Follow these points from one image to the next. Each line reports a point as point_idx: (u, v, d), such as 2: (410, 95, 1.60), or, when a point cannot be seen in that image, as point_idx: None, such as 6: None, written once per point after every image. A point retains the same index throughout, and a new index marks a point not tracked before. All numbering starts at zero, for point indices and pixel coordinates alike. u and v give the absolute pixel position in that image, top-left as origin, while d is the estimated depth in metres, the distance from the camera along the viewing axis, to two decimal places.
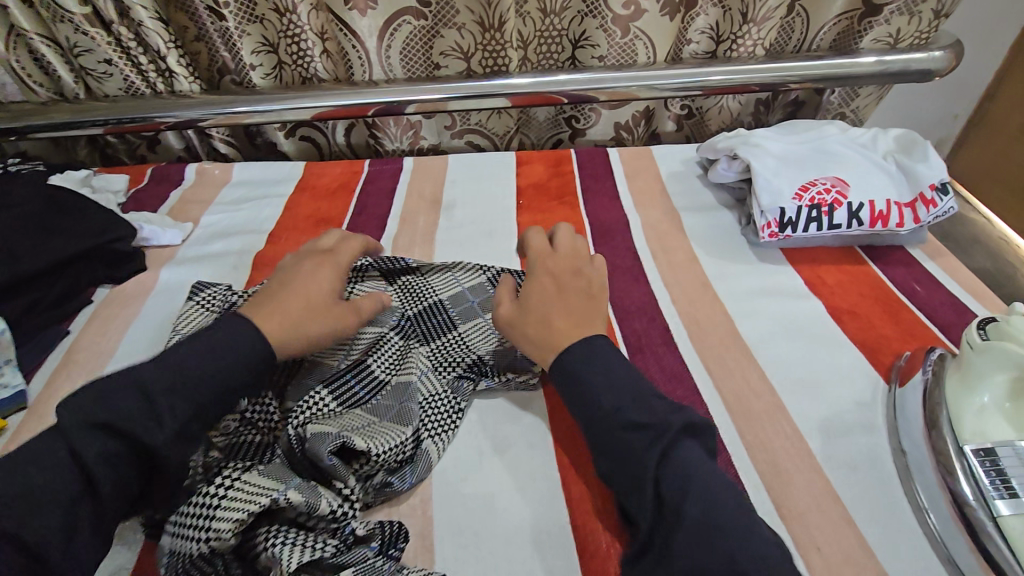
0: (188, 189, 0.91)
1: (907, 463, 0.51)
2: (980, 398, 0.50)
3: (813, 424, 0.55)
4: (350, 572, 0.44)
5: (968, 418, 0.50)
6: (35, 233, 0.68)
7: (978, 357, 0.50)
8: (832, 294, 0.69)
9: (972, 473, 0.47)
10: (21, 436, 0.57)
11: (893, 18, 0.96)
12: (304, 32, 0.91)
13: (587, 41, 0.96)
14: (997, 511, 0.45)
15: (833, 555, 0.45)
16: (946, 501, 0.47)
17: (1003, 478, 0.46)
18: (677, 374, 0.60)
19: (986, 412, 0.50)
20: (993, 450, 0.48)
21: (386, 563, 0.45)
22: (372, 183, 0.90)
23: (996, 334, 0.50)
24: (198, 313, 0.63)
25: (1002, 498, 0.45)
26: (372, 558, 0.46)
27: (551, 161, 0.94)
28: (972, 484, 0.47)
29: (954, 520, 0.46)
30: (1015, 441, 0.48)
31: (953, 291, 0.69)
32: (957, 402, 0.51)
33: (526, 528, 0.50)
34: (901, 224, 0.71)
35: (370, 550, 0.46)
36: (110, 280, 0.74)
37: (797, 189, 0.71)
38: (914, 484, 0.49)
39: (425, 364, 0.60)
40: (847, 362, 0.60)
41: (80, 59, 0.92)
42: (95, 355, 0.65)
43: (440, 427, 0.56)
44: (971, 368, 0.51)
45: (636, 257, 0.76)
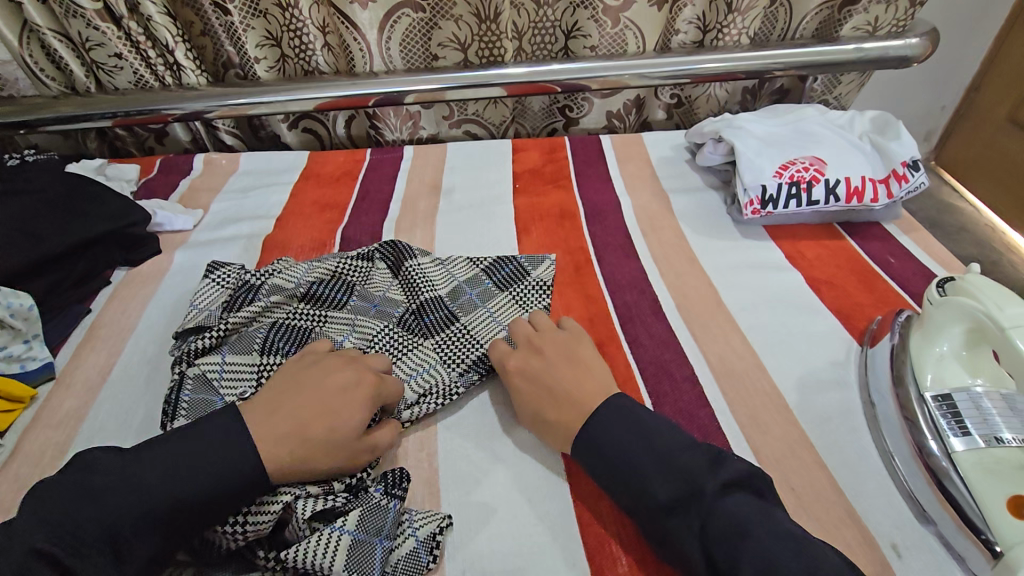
0: (197, 178, 0.94)
1: (875, 413, 0.55)
2: (940, 348, 0.54)
3: (790, 382, 0.59)
4: (357, 513, 0.47)
5: (929, 366, 0.54)
6: (56, 216, 0.72)
7: (938, 311, 0.54)
8: (811, 266, 0.73)
9: (931, 416, 0.51)
10: (52, 403, 0.61)
11: (871, 7, 1.00)
12: (305, 26, 0.95)
13: (579, 32, 1.00)
14: (951, 447, 0.49)
15: (806, 494, 0.50)
16: (907, 442, 0.51)
17: (957, 418, 0.50)
18: (664, 340, 0.64)
19: (945, 361, 0.54)
20: (949, 395, 0.52)
21: (391, 502, 0.49)
22: (374, 171, 0.94)
23: (953, 290, 0.54)
24: (214, 291, 0.68)
25: (956, 436, 0.50)
26: (379, 498, 0.49)
27: (545, 148, 0.99)
28: (929, 425, 0.51)
29: (913, 458, 0.50)
30: (969, 386, 0.52)
31: (925, 262, 0.73)
32: (919, 352, 0.55)
33: (525, 475, 0.54)
34: (875, 200, 0.75)
35: (376, 492, 0.50)
36: (127, 262, 0.78)
37: (777, 168, 0.75)
38: (880, 430, 0.54)
39: (434, 358, 0.62)
40: (823, 327, 0.65)
41: (91, 54, 0.95)
42: (117, 330, 0.69)
43: (438, 406, 0.58)
44: (931, 321, 0.55)
45: (626, 235, 0.80)
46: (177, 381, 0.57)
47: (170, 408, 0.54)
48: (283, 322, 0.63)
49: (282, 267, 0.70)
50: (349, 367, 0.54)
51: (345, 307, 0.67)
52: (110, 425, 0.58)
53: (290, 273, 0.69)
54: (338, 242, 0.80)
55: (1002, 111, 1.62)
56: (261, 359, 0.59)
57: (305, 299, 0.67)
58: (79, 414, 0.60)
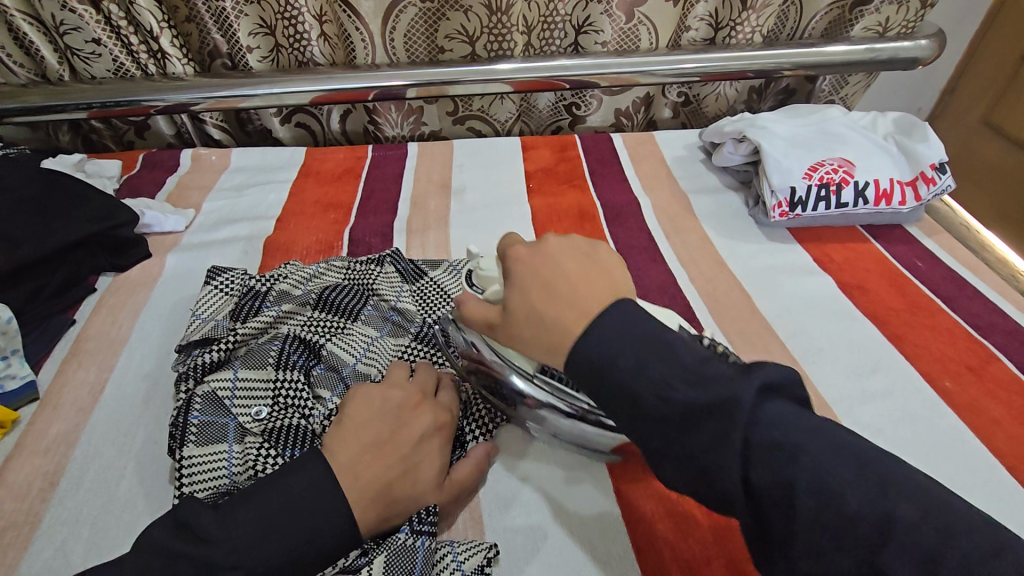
0: (185, 175, 0.87)
1: (905, 417, 0.55)
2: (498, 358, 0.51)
3: (837, 393, 0.57)
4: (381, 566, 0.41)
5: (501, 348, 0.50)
6: (36, 217, 0.65)
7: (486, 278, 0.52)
8: (841, 271, 0.71)
9: (555, 388, 0.49)
10: (38, 427, 0.54)
11: (882, 8, 0.98)
12: (302, 14, 0.89)
13: (590, 27, 0.96)
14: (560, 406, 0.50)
15: (455, 492, 0.47)
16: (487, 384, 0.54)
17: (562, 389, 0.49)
18: (663, 285, 0.69)
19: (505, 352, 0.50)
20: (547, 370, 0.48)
21: (419, 544, 0.43)
22: (378, 168, 0.89)
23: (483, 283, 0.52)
24: (218, 298, 0.62)
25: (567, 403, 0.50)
26: (405, 540, 0.43)
27: (556, 146, 0.94)
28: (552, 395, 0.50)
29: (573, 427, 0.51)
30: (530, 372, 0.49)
31: (952, 265, 0.72)
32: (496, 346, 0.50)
33: (577, 491, 0.50)
34: (903, 202, 0.75)
35: (402, 533, 0.43)
36: (113, 268, 0.70)
37: (807, 170, 0.73)
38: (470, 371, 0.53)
39: None
40: (859, 334, 0.63)
41: (66, 38, 0.88)
42: (109, 342, 0.62)
43: (484, 421, 0.54)
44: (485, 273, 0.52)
45: (649, 237, 0.77)
46: (184, 403, 0.51)
47: (178, 433, 0.49)
48: (296, 332, 0.57)
49: (288, 271, 0.66)
50: (403, 475, 0.44)
51: (358, 317, 0.61)
52: (113, 448, 0.52)
53: (297, 278, 0.65)
54: (347, 244, 0.75)
55: (973, 114, 1.41)
56: (276, 374, 0.53)
57: (318, 305, 0.61)
58: (69, 439, 0.53)
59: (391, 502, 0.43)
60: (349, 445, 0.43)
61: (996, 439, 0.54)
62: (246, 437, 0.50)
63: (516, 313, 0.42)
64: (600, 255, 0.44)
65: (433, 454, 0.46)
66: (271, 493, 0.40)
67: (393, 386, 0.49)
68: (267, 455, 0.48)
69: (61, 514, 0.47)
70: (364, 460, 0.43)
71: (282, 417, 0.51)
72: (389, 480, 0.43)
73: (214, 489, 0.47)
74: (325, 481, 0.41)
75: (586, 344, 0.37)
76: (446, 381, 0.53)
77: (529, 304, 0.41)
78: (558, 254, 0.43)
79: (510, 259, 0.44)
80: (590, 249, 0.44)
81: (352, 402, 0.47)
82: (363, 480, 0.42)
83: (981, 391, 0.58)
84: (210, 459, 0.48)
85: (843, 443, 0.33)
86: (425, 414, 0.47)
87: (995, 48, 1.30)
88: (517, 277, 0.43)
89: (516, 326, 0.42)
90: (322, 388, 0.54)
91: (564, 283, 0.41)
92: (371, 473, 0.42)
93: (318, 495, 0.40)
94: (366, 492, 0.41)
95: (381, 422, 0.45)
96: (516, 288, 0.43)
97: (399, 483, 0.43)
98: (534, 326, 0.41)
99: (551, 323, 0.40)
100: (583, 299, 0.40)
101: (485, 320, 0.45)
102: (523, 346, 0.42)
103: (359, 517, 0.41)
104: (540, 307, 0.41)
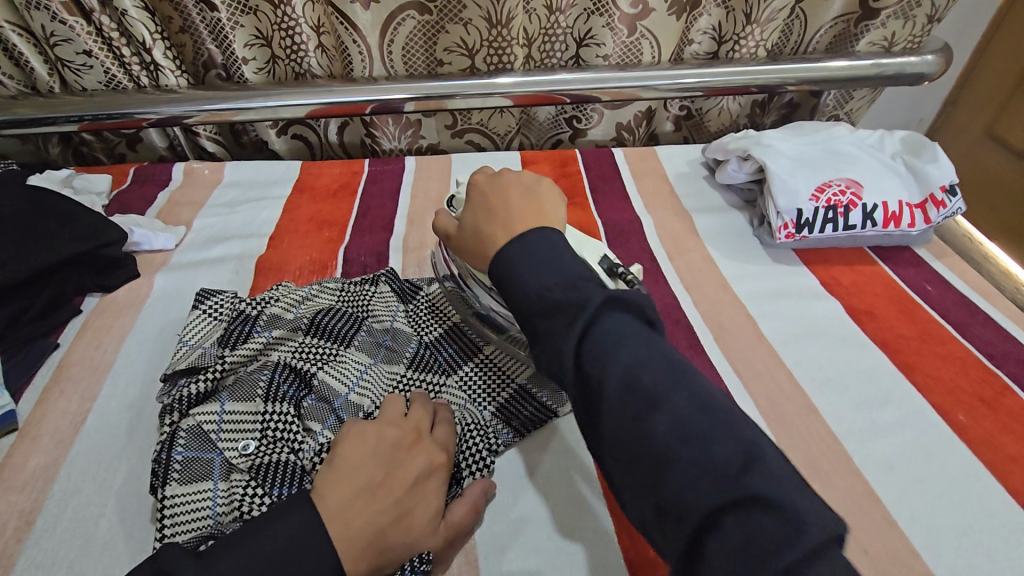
0: (176, 190, 0.85)
1: (918, 454, 0.53)
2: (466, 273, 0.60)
3: (847, 427, 0.55)
4: None
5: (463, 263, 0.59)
6: (19, 237, 0.63)
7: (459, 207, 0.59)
8: (849, 295, 0.69)
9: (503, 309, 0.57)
10: (15, 460, 0.51)
11: (888, 22, 0.97)
12: (298, 25, 0.87)
13: (592, 40, 0.95)
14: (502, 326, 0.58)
15: (450, 537, 0.45)
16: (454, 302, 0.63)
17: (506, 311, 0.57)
18: (667, 309, 0.67)
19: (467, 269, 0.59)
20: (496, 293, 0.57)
21: None
22: (374, 184, 0.87)
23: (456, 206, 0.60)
24: (206, 324, 0.60)
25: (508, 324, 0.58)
26: None
27: (557, 161, 0.92)
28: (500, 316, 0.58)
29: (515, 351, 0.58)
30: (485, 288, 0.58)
31: (962, 290, 0.71)
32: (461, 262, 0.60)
33: (578, 532, 0.48)
34: (912, 224, 0.73)
35: None
36: (100, 289, 0.68)
37: (814, 192, 0.71)
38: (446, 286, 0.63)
39: (461, 397, 0.56)
40: (869, 363, 0.61)
41: (57, 50, 0.86)
42: (92, 368, 0.60)
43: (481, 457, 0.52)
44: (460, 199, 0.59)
45: (652, 258, 0.75)
46: (168, 437, 0.49)
47: (161, 471, 0.47)
48: (287, 360, 0.55)
49: (279, 293, 0.64)
50: (395, 520, 0.41)
51: (351, 343, 0.59)
52: (94, 485, 0.50)
53: (289, 301, 0.63)
54: (341, 264, 0.73)
55: (978, 127, 1.39)
56: (265, 406, 0.51)
57: (310, 330, 0.59)
58: (48, 474, 0.50)
59: (383, 550, 0.40)
60: (339, 489, 0.41)
61: (1013, 478, 0.52)
62: (231, 474, 0.48)
63: (466, 228, 0.49)
64: (545, 190, 0.49)
65: (428, 496, 0.44)
66: (254, 543, 0.38)
67: (387, 421, 0.47)
68: (254, 495, 0.46)
69: (36, 557, 0.45)
70: (355, 505, 0.41)
71: (270, 453, 0.49)
72: (381, 526, 0.41)
73: (196, 531, 0.45)
74: (313, 530, 0.38)
75: (506, 253, 0.42)
76: (442, 415, 0.51)
77: (476, 223, 0.48)
78: (511, 186, 0.49)
79: (470, 184, 0.50)
80: (539, 183, 0.49)
81: (344, 440, 0.45)
82: (354, 526, 0.39)
83: (996, 425, 0.56)
84: (194, 498, 0.46)
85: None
86: (420, 452, 0.45)
87: (1001, 59, 1.29)
88: (471, 201, 0.49)
89: (463, 239, 0.49)
90: (313, 421, 0.52)
91: (506, 207, 0.47)
92: (362, 519, 0.40)
93: (305, 545, 0.38)
94: (357, 541, 0.39)
95: (375, 462, 0.43)
96: (471, 212, 0.49)
97: (392, 529, 0.41)
98: (473, 238, 0.48)
99: (486, 241, 0.46)
100: (516, 218, 0.46)
101: (444, 232, 0.52)
102: (468, 255, 0.49)
103: (349, 568, 0.38)
104: (481, 224, 0.47)
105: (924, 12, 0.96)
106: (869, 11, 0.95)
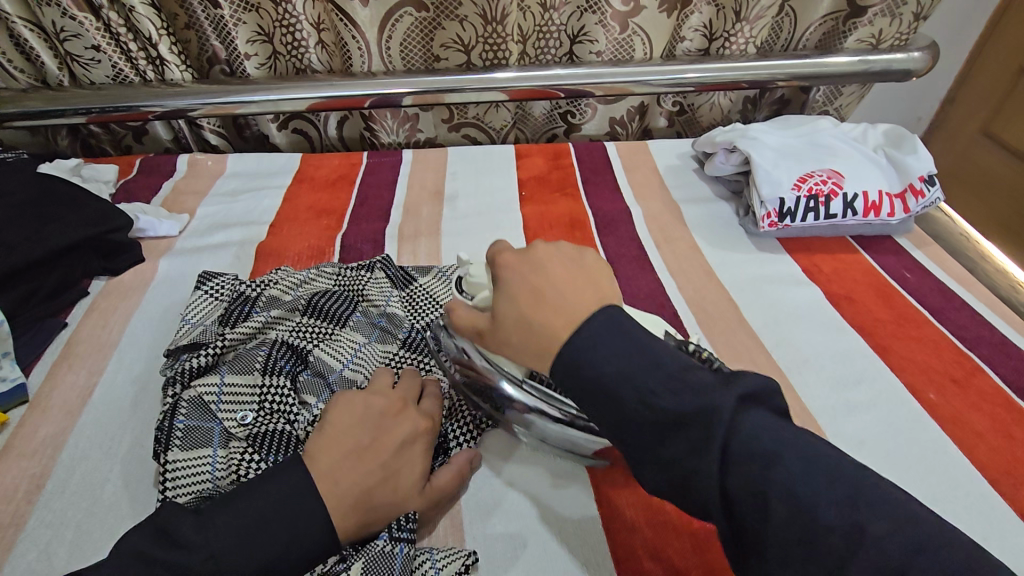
0: (181, 180, 0.88)
1: (888, 429, 0.55)
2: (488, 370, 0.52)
3: (821, 404, 0.57)
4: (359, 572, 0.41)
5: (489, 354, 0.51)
6: (30, 222, 0.65)
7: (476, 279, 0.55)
8: (830, 282, 0.71)
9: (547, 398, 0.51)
10: (26, 430, 0.54)
11: (876, 20, 0.99)
12: (300, 21, 0.90)
13: (585, 37, 0.97)
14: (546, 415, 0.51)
15: (434, 501, 0.47)
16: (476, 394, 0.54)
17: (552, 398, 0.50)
18: (652, 294, 0.70)
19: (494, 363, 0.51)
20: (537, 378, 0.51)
21: (398, 549, 0.43)
22: (372, 175, 0.90)
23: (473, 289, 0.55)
24: (208, 304, 0.62)
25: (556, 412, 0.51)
26: (384, 546, 0.43)
27: (550, 154, 0.94)
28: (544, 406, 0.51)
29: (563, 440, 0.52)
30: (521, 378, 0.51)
31: (941, 277, 0.73)
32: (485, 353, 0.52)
33: (559, 499, 0.51)
34: (891, 214, 0.75)
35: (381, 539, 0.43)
36: (106, 272, 0.71)
37: (796, 181, 0.74)
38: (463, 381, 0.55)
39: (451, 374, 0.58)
40: (845, 344, 0.63)
41: (66, 44, 0.89)
42: (99, 346, 0.62)
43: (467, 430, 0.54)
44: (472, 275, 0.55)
45: (640, 246, 0.77)
46: (170, 407, 0.51)
47: (164, 437, 0.50)
48: (284, 338, 0.58)
49: (278, 276, 0.66)
50: (382, 481, 0.44)
51: (347, 323, 0.62)
52: (100, 453, 0.52)
53: (288, 283, 0.65)
54: (338, 250, 0.76)
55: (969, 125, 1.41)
56: (262, 379, 0.54)
57: (307, 310, 0.61)
58: (57, 442, 0.53)
59: (370, 509, 0.43)
60: (330, 452, 0.44)
61: (979, 453, 0.54)
62: (230, 442, 0.50)
63: (506, 321, 0.43)
64: (591, 265, 0.45)
65: (414, 461, 0.46)
66: (250, 498, 0.40)
67: (377, 393, 0.49)
68: (251, 460, 0.48)
69: (45, 517, 0.48)
70: (344, 466, 0.43)
71: (267, 423, 0.51)
72: (368, 486, 0.43)
73: (197, 494, 0.47)
74: (304, 487, 0.41)
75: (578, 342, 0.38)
76: (431, 389, 0.53)
77: (518, 312, 0.42)
78: (548, 264, 0.44)
79: (500, 268, 0.45)
80: (579, 255, 0.46)
81: (336, 408, 0.47)
82: (343, 486, 0.42)
83: (966, 404, 0.58)
84: (194, 463, 0.49)
85: (813, 454, 0.33)
86: (408, 421, 0.48)
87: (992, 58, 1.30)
88: (507, 286, 0.44)
89: (506, 335, 0.43)
90: (308, 394, 0.54)
91: (553, 289, 0.42)
92: (351, 479, 0.43)
93: (297, 501, 0.40)
94: (345, 499, 0.42)
95: (364, 429, 0.46)
96: (510, 300, 0.43)
97: (379, 490, 0.44)
98: (524, 333, 0.41)
99: (543, 333, 0.40)
100: (574, 306, 0.41)
101: (472, 327, 0.46)
102: (512, 352, 0.43)
103: (338, 524, 0.41)
104: (528, 312, 0.42)
105: (910, 10, 0.98)
106: (857, 9, 0.97)
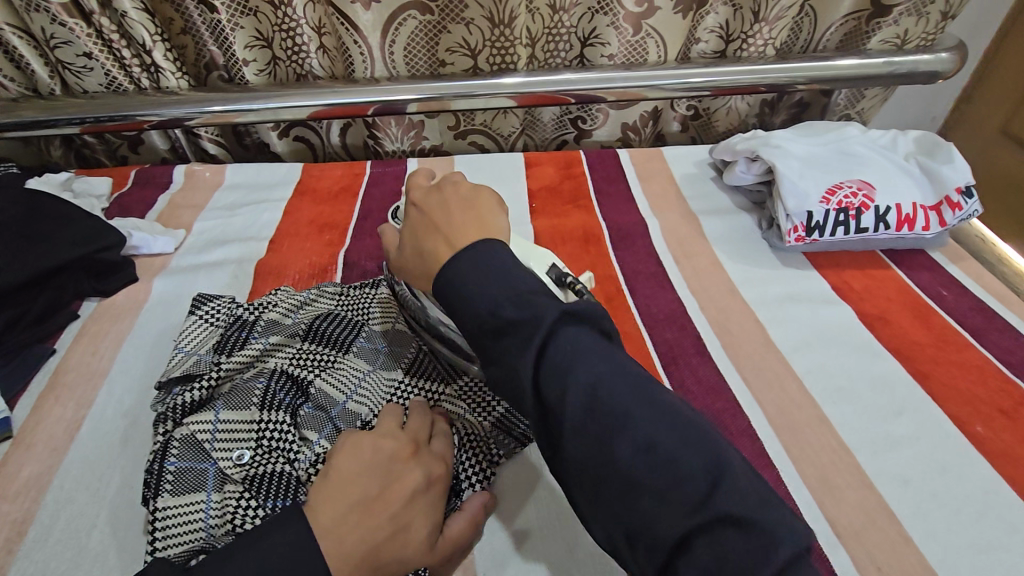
0: (177, 193, 0.85)
1: (933, 467, 0.51)
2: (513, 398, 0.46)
3: (860, 438, 0.53)
4: None
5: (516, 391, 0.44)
6: (16, 242, 0.62)
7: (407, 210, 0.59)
8: (862, 300, 0.67)
9: None
10: (9, 469, 0.51)
11: (901, 19, 0.95)
12: (300, 26, 0.86)
13: (597, 39, 0.93)
14: None
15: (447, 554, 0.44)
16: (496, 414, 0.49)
17: None
18: (673, 315, 0.66)
19: None
20: None
21: None
22: (376, 186, 0.86)
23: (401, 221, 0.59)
24: (202, 330, 0.59)
25: None
26: None
27: (561, 163, 0.90)
28: None
29: None
30: None
31: (979, 295, 0.68)
32: None
33: (581, 549, 0.47)
34: (927, 227, 0.71)
35: None
36: (98, 293, 0.68)
37: (824, 193, 0.70)
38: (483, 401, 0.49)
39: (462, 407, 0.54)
40: (882, 371, 0.59)
41: (57, 52, 0.86)
42: (89, 375, 0.59)
43: (479, 470, 0.50)
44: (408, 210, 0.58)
45: (658, 261, 0.73)
46: (161, 447, 0.48)
47: (154, 481, 0.46)
48: (283, 367, 0.54)
49: (277, 298, 0.63)
50: (391, 536, 0.40)
51: (350, 349, 0.58)
52: (87, 495, 0.49)
53: (287, 307, 0.62)
54: (341, 268, 0.72)
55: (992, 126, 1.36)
56: (260, 415, 0.50)
57: (308, 336, 0.58)
58: (42, 483, 0.50)
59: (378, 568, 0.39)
60: (333, 504, 0.40)
61: None
62: (225, 485, 0.47)
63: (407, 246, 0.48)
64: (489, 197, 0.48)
65: (425, 511, 0.43)
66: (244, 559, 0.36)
67: (384, 432, 0.46)
68: (247, 507, 0.45)
69: (27, 569, 0.44)
70: (349, 521, 0.39)
71: (265, 464, 0.47)
72: (376, 543, 0.39)
73: (188, 545, 0.44)
74: (304, 547, 0.37)
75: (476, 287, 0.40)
76: (440, 426, 0.50)
77: (414, 240, 0.47)
78: (447, 197, 0.48)
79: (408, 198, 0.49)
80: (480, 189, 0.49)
81: (340, 452, 0.44)
82: (347, 544, 0.38)
83: (1016, 437, 0.53)
84: (186, 510, 0.45)
85: None
86: (417, 465, 0.44)
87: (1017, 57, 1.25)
88: (410, 219, 0.48)
89: (404, 258, 0.48)
90: (309, 430, 0.50)
91: (442, 219, 0.46)
92: (356, 536, 0.39)
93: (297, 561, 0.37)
94: (351, 558, 0.38)
95: (371, 476, 0.42)
96: (411, 228, 0.48)
97: (388, 546, 0.40)
98: (416, 257, 0.46)
99: (427, 256, 0.45)
100: (454, 233, 0.45)
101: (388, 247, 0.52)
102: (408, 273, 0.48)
103: None
104: (420, 240, 0.46)
105: (938, 8, 0.93)
106: (882, 8, 0.93)
